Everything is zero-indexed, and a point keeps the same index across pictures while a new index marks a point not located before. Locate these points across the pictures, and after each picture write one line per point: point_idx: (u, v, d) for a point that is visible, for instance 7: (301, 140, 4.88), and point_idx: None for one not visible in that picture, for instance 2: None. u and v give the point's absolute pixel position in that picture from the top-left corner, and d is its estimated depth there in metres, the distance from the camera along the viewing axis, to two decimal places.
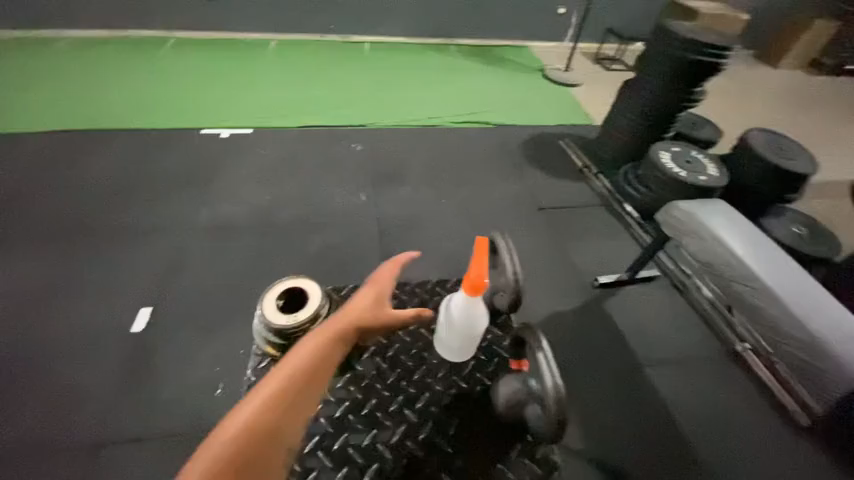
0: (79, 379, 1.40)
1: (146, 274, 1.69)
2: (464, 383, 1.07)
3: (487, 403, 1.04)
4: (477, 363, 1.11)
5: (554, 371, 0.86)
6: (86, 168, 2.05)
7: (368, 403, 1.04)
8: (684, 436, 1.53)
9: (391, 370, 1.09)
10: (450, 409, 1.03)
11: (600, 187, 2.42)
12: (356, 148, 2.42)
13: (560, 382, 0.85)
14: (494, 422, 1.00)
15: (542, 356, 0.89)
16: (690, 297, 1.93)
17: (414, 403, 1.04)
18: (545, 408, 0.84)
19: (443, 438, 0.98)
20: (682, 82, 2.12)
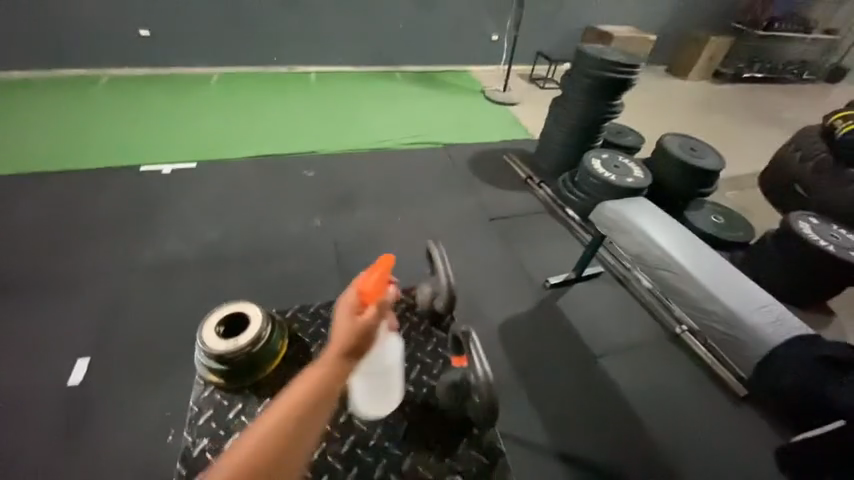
0: (10, 444, 1.30)
1: (85, 322, 1.61)
2: (409, 386, 1.09)
3: (432, 403, 1.06)
4: (423, 366, 1.15)
5: (483, 362, 1.00)
6: (13, 216, 1.94)
7: None
8: (640, 420, 1.60)
9: None
10: (398, 412, 1.04)
11: (543, 195, 2.57)
12: (306, 176, 2.45)
13: (489, 370, 0.98)
14: (439, 421, 1.04)
15: (473, 349, 1.02)
16: (631, 288, 2.08)
17: (362, 411, 1.03)
18: (478, 394, 0.96)
19: (391, 443, 0.99)
20: (602, 96, 2.32)
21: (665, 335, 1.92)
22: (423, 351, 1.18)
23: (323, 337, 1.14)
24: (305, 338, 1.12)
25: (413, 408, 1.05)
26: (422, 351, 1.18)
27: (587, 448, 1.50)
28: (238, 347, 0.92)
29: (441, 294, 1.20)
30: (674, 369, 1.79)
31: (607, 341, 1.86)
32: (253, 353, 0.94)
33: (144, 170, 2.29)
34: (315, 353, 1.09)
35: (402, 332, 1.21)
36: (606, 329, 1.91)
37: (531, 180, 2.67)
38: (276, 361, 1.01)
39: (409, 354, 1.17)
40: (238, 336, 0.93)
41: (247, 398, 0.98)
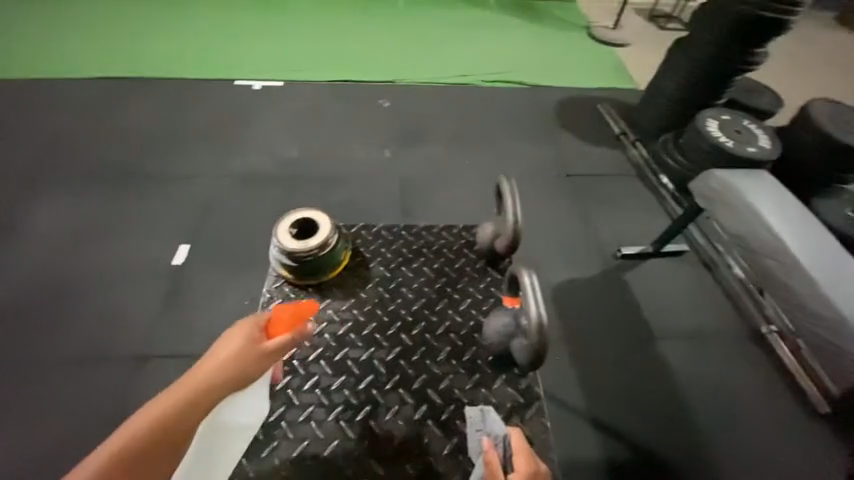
0: (128, 302, 1.61)
1: (184, 215, 1.86)
2: (457, 316, 1.20)
3: (477, 335, 1.17)
4: (474, 301, 1.23)
5: (538, 303, 0.96)
6: (134, 116, 2.21)
7: (368, 326, 1.17)
8: (689, 408, 1.51)
9: (392, 300, 1.22)
10: (442, 338, 1.16)
11: (636, 156, 2.28)
12: (382, 106, 2.43)
13: (544, 315, 0.96)
14: (482, 354, 1.13)
15: (530, 288, 0.98)
16: (718, 274, 1.83)
17: (410, 330, 1.17)
18: (530, 335, 0.96)
19: (433, 362, 1.12)
20: (740, 45, 1.92)
21: (744, 331, 1.73)
22: (476, 287, 1.26)
23: (380, 258, 1.29)
24: (366, 254, 1.29)
25: (458, 337, 1.16)
26: (475, 287, 1.26)
27: (623, 421, 1.47)
28: (309, 248, 1.10)
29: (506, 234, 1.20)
30: (744, 368, 1.63)
31: (671, 324, 1.72)
32: (319, 256, 1.13)
33: (238, 84, 2.43)
34: (372, 269, 1.27)
35: (457, 267, 1.30)
36: (674, 311, 1.75)
37: (625, 137, 2.38)
38: (336, 267, 1.20)
39: (463, 288, 1.25)
40: (307, 240, 1.11)
41: (310, 295, 1.18)
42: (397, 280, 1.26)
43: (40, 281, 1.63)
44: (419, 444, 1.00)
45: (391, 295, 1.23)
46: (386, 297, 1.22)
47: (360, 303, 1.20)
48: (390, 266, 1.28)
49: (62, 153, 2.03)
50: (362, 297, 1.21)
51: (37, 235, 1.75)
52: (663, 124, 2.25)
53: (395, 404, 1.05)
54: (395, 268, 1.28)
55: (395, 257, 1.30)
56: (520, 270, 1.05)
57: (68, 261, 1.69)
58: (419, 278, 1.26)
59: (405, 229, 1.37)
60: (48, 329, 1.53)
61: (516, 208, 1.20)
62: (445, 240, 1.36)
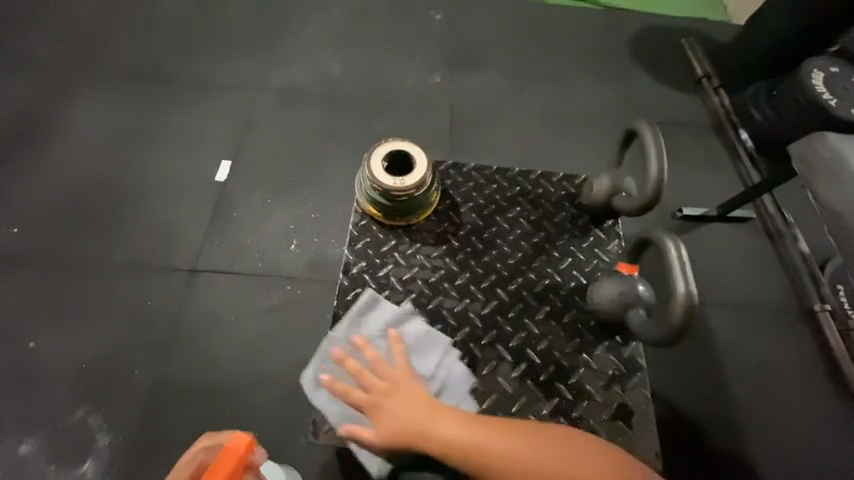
0: (175, 215, 1.60)
1: (226, 129, 1.78)
2: (557, 276, 1.20)
3: (578, 298, 1.18)
4: (575, 262, 1.22)
5: (689, 280, 0.96)
6: (164, 9, 2.01)
7: (462, 276, 1.19)
8: (726, 377, 1.52)
9: (486, 252, 1.22)
10: (541, 297, 1.18)
11: (715, 104, 2.02)
12: (435, 19, 2.15)
13: (693, 291, 0.95)
14: (582, 318, 1.16)
15: (679, 262, 0.97)
16: (781, 247, 1.73)
17: (506, 285, 1.19)
18: (671, 312, 0.96)
19: (532, 321, 1.15)
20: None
21: (795, 306, 1.66)
22: (578, 247, 1.24)
23: (472, 204, 1.27)
24: (456, 197, 1.27)
25: (557, 297, 1.18)
26: (577, 246, 1.24)
27: (655, 380, 1.49)
28: (404, 187, 1.13)
29: (642, 193, 1.14)
30: (788, 343, 1.60)
31: (722, 292, 1.66)
32: (414, 196, 1.15)
33: None
34: (464, 215, 1.26)
35: (557, 222, 1.27)
36: (727, 280, 1.68)
37: (707, 82, 2.09)
38: (426, 210, 1.22)
39: (563, 246, 1.24)
40: (404, 178, 1.14)
41: (400, 237, 1.20)
42: (491, 230, 1.25)
43: (88, 186, 1.62)
44: (517, 403, 1.05)
45: (484, 246, 1.23)
46: (480, 247, 1.22)
47: (453, 251, 1.21)
48: (484, 214, 1.26)
49: (92, 47, 1.88)
50: (455, 244, 1.22)
51: (79, 137, 1.71)
52: (755, 69, 1.96)
53: (493, 361, 1.09)
54: (489, 217, 1.26)
55: (489, 205, 1.28)
56: (661, 236, 1.04)
57: (113, 167, 1.66)
58: (516, 231, 1.25)
59: (500, 174, 1.32)
60: (100, 234, 1.55)
61: (662, 160, 1.11)
62: (543, 191, 1.31)
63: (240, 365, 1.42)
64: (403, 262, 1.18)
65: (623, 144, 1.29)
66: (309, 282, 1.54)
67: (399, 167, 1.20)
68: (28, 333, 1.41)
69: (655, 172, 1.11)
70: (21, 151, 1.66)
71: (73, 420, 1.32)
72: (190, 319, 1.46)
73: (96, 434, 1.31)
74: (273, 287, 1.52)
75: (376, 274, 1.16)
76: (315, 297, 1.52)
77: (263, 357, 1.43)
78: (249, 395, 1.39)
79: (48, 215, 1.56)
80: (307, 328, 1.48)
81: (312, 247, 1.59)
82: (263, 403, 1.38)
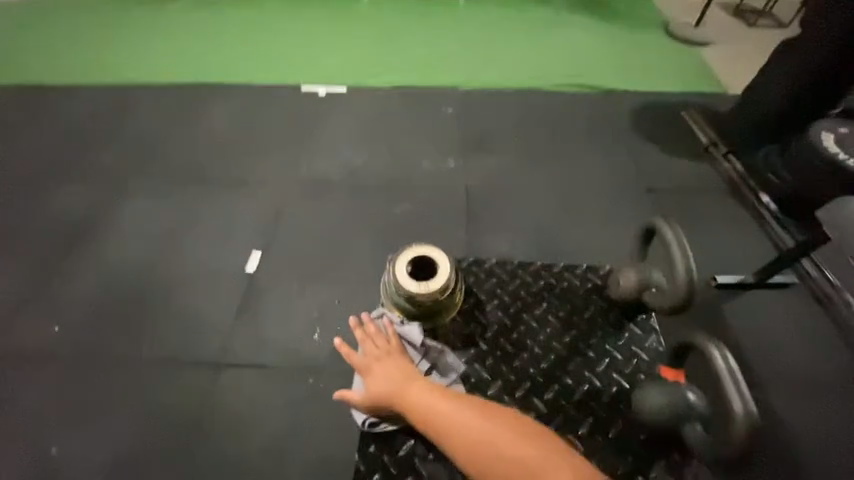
0: (203, 308, 1.65)
1: (255, 222, 1.89)
2: (595, 380, 1.22)
3: (621, 404, 1.18)
4: (612, 364, 1.24)
5: (745, 399, 0.90)
6: (208, 121, 2.28)
7: (496, 384, 1.22)
8: (803, 467, 1.32)
9: (518, 355, 1.25)
10: (582, 405, 1.18)
11: (729, 171, 2.04)
12: (447, 111, 2.35)
13: (753, 409, 0.88)
14: (631, 429, 1.15)
15: (727, 378, 0.91)
16: (833, 312, 1.60)
17: (544, 392, 1.20)
18: (731, 432, 0.89)
19: (575, 434, 1.14)
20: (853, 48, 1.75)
21: None
22: (613, 346, 1.27)
23: (498, 303, 1.35)
24: (482, 297, 1.35)
25: (598, 404, 1.19)
26: (611, 345, 1.27)
27: None
28: (430, 293, 1.16)
29: (668, 292, 1.14)
30: None
31: (779, 366, 1.51)
32: (439, 298, 1.18)
33: (305, 90, 2.43)
34: (492, 315, 1.32)
35: (587, 318, 1.32)
36: (782, 352, 1.54)
37: (714, 149, 2.14)
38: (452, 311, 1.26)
39: (598, 346, 1.27)
40: (427, 282, 1.17)
41: (430, 343, 1.22)
42: (520, 330, 1.30)
43: (126, 283, 1.71)
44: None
45: (515, 348, 1.26)
46: (510, 350, 1.26)
47: (484, 355, 1.25)
48: (512, 314, 1.32)
49: (144, 158, 2.12)
50: (486, 348, 1.26)
51: (124, 237, 1.85)
52: (763, 134, 2.00)
53: None
54: (517, 316, 1.32)
55: (515, 304, 1.35)
56: (704, 343, 0.99)
57: (151, 263, 1.77)
58: (545, 331, 1.30)
59: (522, 271, 1.41)
60: (133, 329, 1.60)
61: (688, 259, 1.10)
62: (568, 286, 1.37)
63: (260, 469, 1.34)
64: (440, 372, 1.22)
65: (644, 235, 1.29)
66: (331, 373, 1.49)
67: (422, 269, 1.22)
68: (52, 438, 1.40)
69: (683, 271, 1.10)
70: (70, 253, 1.80)
71: None
72: (211, 417, 1.42)
73: None
74: (296, 379, 1.48)
75: None
76: (338, 389, 1.46)
77: (285, 458, 1.35)
78: None
79: (86, 313, 1.64)
80: (330, 424, 1.40)
81: (335, 335, 1.57)
82: None
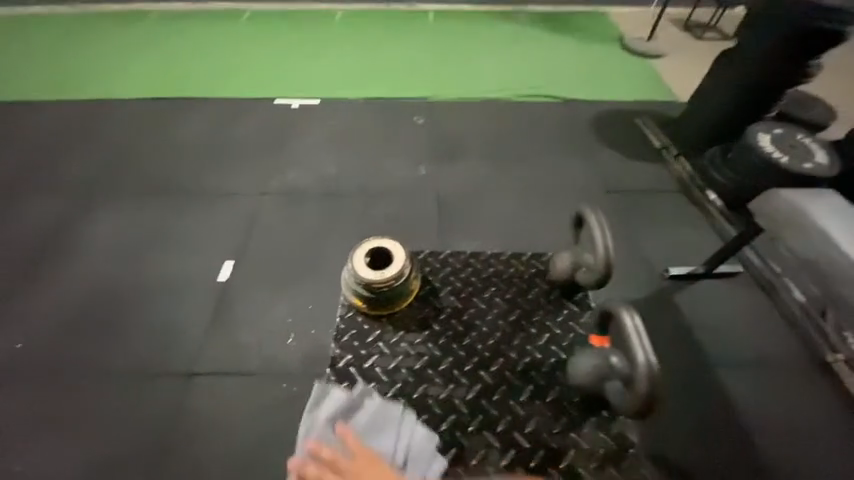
0: (174, 319, 1.64)
1: (228, 232, 1.91)
2: (537, 353, 1.20)
3: (560, 374, 1.17)
4: (553, 337, 1.23)
5: (646, 349, 0.96)
6: (179, 134, 2.28)
7: (445, 362, 1.19)
8: (753, 442, 1.42)
9: (467, 334, 1.24)
10: (524, 376, 1.17)
11: (679, 171, 2.21)
12: (417, 121, 2.43)
13: (653, 360, 0.95)
14: (567, 395, 1.13)
15: (634, 333, 0.98)
16: (776, 298, 1.72)
17: (489, 366, 1.18)
18: (636, 383, 0.95)
19: (517, 402, 1.12)
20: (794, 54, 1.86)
21: (807, 359, 1.61)
22: (553, 321, 1.26)
23: (450, 287, 1.33)
24: (436, 283, 1.33)
25: (540, 375, 1.17)
26: (553, 320, 1.26)
27: (678, 455, 1.38)
28: (386, 279, 1.18)
29: (596, 266, 1.18)
30: (811, 399, 1.52)
31: (728, 349, 1.62)
32: (394, 286, 1.20)
33: (278, 103, 2.47)
34: (443, 298, 1.30)
35: (531, 298, 1.31)
36: (731, 336, 1.65)
37: (667, 152, 2.31)
38: (408, 298, 1.26)
39: (540, 322, 1.26)
40: (384, 270, 1.20)
41: (384, 327, 1.23)
42: (470, 311, 1.28)
43: (93, 296, 1.69)
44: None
45: (465, 328, 1.25)
46: (460, 330, 1.24)
47: (435, 336, 1.23)
48: (461, 296, 1.31)
49: (113, 170, 2.11)
50: (436, 328, 1.24)
51: (91, 250, 1.82)
52: (709, 138, 2.17)
53: (482, 449, 1.05)
54: (466, 298, 1.31)
55: (466, 286, 1.33)
56: (617, 308, 1.06)
57: (120, 276, 1.75)
58: (493, 310, 1.28)
59: (474, 256, 1.40)
60: (101, 343, 1.57)
61: (607, 236, 1.18)
62: (515, 268, 1.38)
63: (234, 476, 1.33)
64: (388, 351, 1.20)
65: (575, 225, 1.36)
66: (306, 377, 1.51)
67: (380, 260, 1.26)
68: (14, 457, 1.35)
69: (601, 251, 1.18)
70: (35, 268, 1.76)
71: None
72: (183, 427, 1.41)
73: None
74: (270, 385, 1.49)
75: (362, 365, 1.18)
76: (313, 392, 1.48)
77: (259, 464, 1.36)
78: None
79: (51, 328, 1.60)
80: (305, 428, 1.42)
81: (310, 340, 1.60)
82: None
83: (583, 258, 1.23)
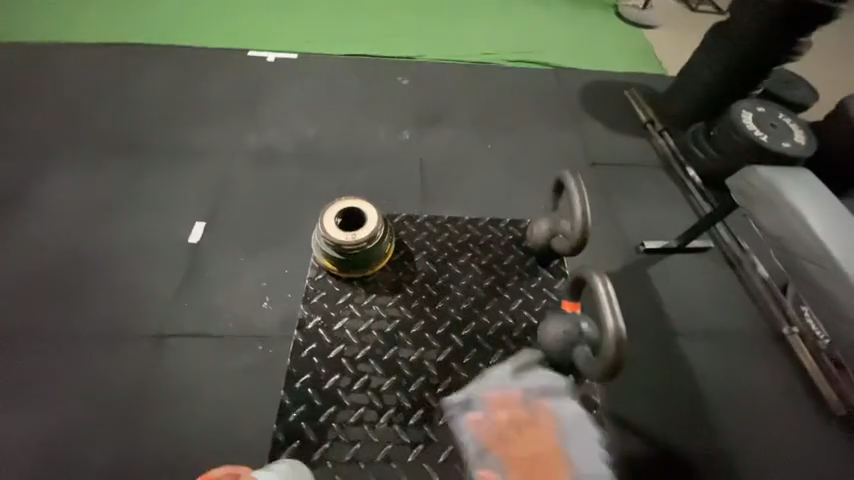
0: (143, 280, 1.59)
1: (199, 192, 1.82)
2: (509, 318, 1.22)
3: (530, 338, 1.19)
4: (525, 303, 1.25)
5: (615, 315, 0.98)
6: (144, 85, 2.12)
7: (417, 325, 1.20)
8: (708, 406, 1.51)
9: (440, 298, 1.24)
10: (495, 340, 1.19)
11: (662, 147, 2.20)
12: (402, 83, 2.33)
13: (621, 325, 0.97)
14: None
15: (605, 298, 1.00)
16: (743, 274, 1.79)
17: (461, 330, 1.20)
18: (605, 347, 0.97)
19: (486, 365, 1.15)
20: (785, 29, 1.82)
21: (765, 331, 1.70)
22: (527, 287, 1.27)
23: (425, 251, 1.31)
24: (411, 247, 1.32)
25: (510, 339, 1.19)
26: (527, 287, 1.28)
27: (640, 418, 1.46)
28: (357, 241, 1.16)
29: (572, 234, 1.18)
30: (764, 367, 1.62)
31: (693, 320, 1.69)
32: (366, 248, 1.18)
33: (253, 56, 2.31)
34: (418, 263, 1.29)
35: (506, 264, 1.31)
36: (696, 309, 1.72)
37: (651, 127, 2.29)
38: (381, 261, 1.24)
39: (513, 288, 1.27)
40: (355, 232, 1.17)
41: (355, 290, 1.22)
42: (444, 276, 1.28)
43: (54, 255, 1.61)
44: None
45: (438, 292, 1.25)
46: (434, 294, 1.24)
47: (408, 299, 1.23)
48: (437, 261, 1.30)
49: (71, 122, 1.96)
50: (409, 292, 1.24)
51: (50, 208, 1.71)
52: (694, 113, 2.16)
53: None
54: (441, 263, 1.30)
55: (441, 252, 1.32)
56: (589, 274, 1.07)
57: (83, 235, 1.66)
58: (467, 276, 1.28)
59: (450, 222, 1.39)
60: (64, 304, 1.51)
61: (586, 204, 1.17)
62: (492, 235, 1.37)
63: (207, 435, 1.34)
64: (359, 314, 1.19)
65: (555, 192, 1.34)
66: (281, 340, 1.50)
67: (352, 222, 1.23)
68: None
69: (580, 218, 1.17)
70: None
71: None
72: (154, 388, 1.39)
73: None
74: (244, 349, 1.48)
75: (332, 327, 1.17)
76: (288, 356, 1.48)
77: (233, 424, 1.36)
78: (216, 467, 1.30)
79: (10, 287, 1.53)
80: (279, 390, 1.42)
81: (285, 304, 1.58)
82: None
83: (561, 226, 1.24)
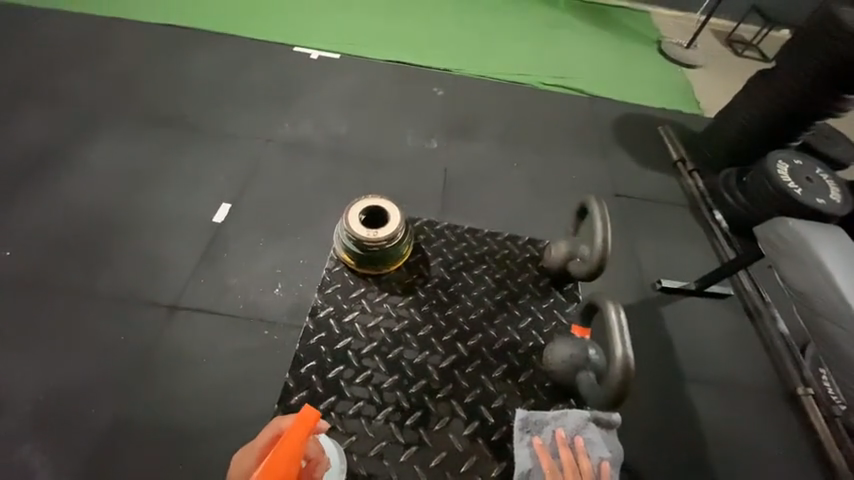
0: (165, 251, 1.64)
1: (230, 174, 1.88)
2: (516, 335, 1.21)
3: (536, 358, 1.18)
4: (534, 322, 1.24)
5: (625, 344, 0.97)
6: (192, 67, 2.21)
7: (425, 328, 1.20)
8: (709, 456, 1.46)
9: (450, 305, 1.25)
10: (499, 354, 1.18)
11: (691, 187, 2.17)
12: (437, 93, 2.37)
13: (630, 355, 0.96)
14: (538, 379, 1.15)
15: (617, 327, 0.99)
16: (761, 327, 1.74)
17: (467, 340, 1.20)
18: (611, 375, 0.96)
19: (488, 378, 1.14)
20: (832, 85, 1.78)
21: (778, 389, 1.63)
22: (538, 306, 1.27)
23: (441, 258, 1.32)
24: (428, 251, 1.33)
25: (515, 356, 1.18)
26: (537, 306, 1.27)
27: (635, 459, 1.41)
28: (377, 238, 1.18)
29: (591, 259, 1.18)
30: (774, 425, 1.55)
31: (703, 367, 1.64)
32: (385, 247, 1.20)
33: (296, 51, 2.39)
34: (433, 268, 1.30)
35: (520, 281, 1.31)
36: (708, 355, 1.67)
37: (682, 166, 2.24)
38: (397, 261, 1.26)
39: (524, 305, 1.27)
40: (377, 230, 1.19)
41: (369, 285, 1.24)
42: (457, 284, 1.28)
43: (87, 217, 1.68)
44: (467, 462, 1.03)
45: (449, 300, 1.25)
46: (445, 300, 1.25)
47: (418, 302, 1.23)
48: (451, 268, 1.31)
49: (121, 93, 2.06)
50: (421, 295, 1.25)
51: (87, 170, 1.80)
52: (727, 157, 2.13)
53: (446, 415, 1.08)
54: (456, 271, 1.31)
55: (457, 260, 1.33)
56: (605, 302, 1.07)
57: (115, 202, 1.73)
58: (479, 287, 1.29)
59: (470, 232, 1.39)
60: (87, 263, 1.58)
61: (607, 231, 1.17)
62: (508, 251, 1.37)
63: (205, 409, 1.37)
64: (369, 310, 1.20)
65: (577, 216, 1.34)
66: (287, 328, 1.53)
67: (374, 220, 1.24)
68: None
69: (600, 244, 1.17)
70: (30, 180, 1.74)
71: (15, 457, 1.25)
72: (161, 356, 1.43)
73: (39, 473, 1.23)
74: (250, 331, 1.51)
75: (342, 319, 1.18)
76: (291, 345, 1.50)
77: (229, 403, 1.38)
78: (209, 442, 1.32)
79: (41, 242, 1.60)
80: (279, 376, 1.44)
81: (296, 293, 1.61)
82: (224, 452, 1.31)
83: (580, 249, 1.24)
